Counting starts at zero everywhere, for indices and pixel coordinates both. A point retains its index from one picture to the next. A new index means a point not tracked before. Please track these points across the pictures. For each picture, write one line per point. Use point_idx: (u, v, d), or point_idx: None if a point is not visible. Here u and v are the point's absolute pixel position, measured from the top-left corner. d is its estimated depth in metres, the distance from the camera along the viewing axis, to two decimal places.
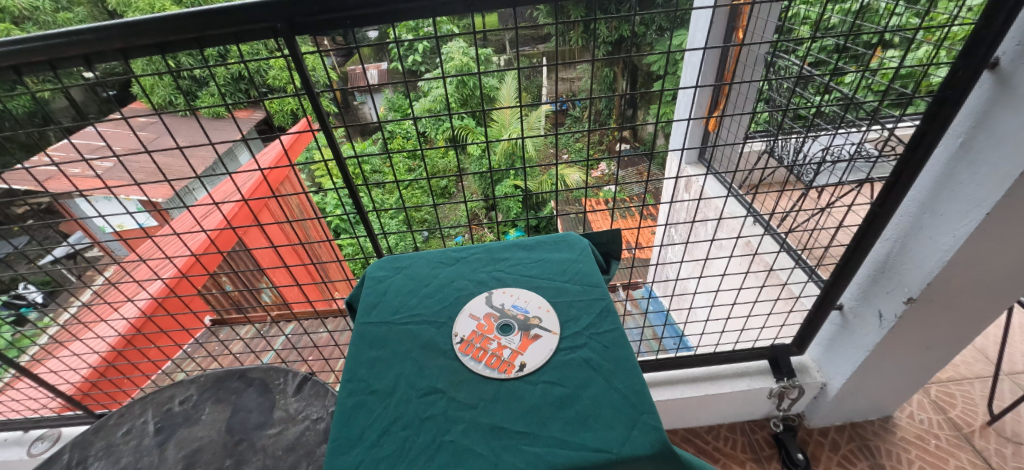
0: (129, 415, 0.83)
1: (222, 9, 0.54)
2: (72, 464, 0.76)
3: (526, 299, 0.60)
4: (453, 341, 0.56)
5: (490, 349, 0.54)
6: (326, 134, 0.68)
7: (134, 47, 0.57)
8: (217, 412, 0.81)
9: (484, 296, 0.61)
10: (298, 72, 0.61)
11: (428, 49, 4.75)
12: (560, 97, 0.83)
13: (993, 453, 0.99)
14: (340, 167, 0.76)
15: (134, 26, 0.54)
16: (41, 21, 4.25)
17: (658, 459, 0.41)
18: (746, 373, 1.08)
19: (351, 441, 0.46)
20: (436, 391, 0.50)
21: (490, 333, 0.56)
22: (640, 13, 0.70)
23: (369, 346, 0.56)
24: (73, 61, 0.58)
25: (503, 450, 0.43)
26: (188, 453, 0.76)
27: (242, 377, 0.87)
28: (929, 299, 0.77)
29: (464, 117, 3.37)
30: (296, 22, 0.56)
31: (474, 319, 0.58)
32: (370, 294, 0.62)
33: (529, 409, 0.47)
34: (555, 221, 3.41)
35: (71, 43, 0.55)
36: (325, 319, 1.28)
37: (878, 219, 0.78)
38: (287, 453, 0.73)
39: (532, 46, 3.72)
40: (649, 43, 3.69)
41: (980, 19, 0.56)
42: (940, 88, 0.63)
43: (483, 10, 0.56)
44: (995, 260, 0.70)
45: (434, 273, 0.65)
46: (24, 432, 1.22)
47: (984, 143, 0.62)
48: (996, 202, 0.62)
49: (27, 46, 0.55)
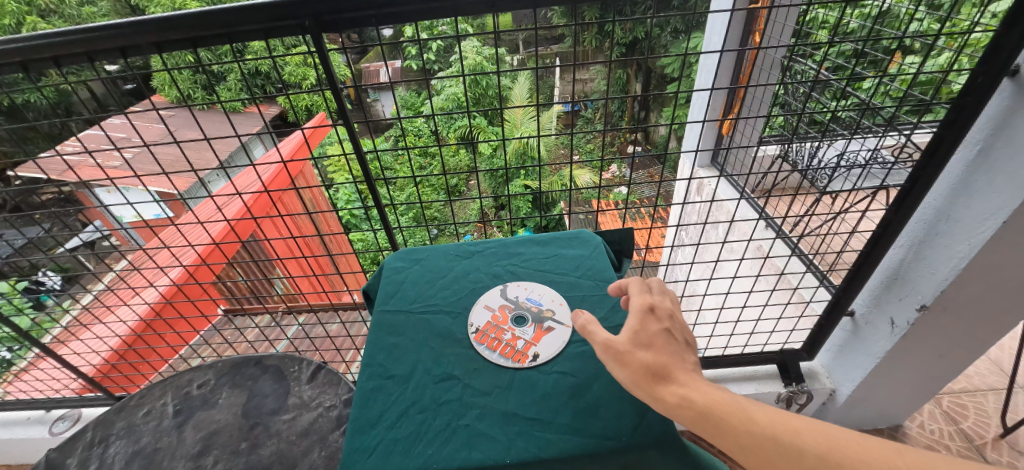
0: (149, 397, 0.85)
1: (252, 7, 0.56)
2: (95, 442, 0.79)
3: (542, 291, 0.62)
4: (468, 331, 0.57)
5: (504, 339, 0.56)
6: (347, 130, 0.70)
7: (168, 41, 0.60)
8: (234, 396, 0.84)
9: (498, 288, 0.63)
10: (324, 68, 0.63)
11: (441, 49, 4.81)
12: (573, 99, 0.82)
13: (1005, 466, 0.98)
14: (360, 162, 0.77)
15: (172, 20, 0.56)
16: (66, 14, 4.50)
17: (666, 448, 0.42)
18: (753, 377, 1.09)
19: (370, 422, 0.47)
20: (452, 377, 0.51)
21: (503, 324, 0.57)
22: (658, 14, 0.70)
23: (387, 333, 0.57)
24: (109, 54, 0.61)
25: (516, 435, 0.44)
26: (205, 435, 0.78)
27: (258, 364, 0.89)
28: (943, 309, 0.76)
29: (476, 116, 3.40)
30: (323, 19, 0.58)
31: (489, 310, 0.60)
32: (388, 283, 0.64)
33: (542, 398, 0.48)
34: (564, 221, 3.42)
35: (109, 35, 0.57)
36: (338, 310, 1.30)
37: (891, 225, 0.78)
38: (300, 438, 0.75)
39: (545, 46, 3.72)
40: (663, 45, 3.67)
41: (1002, 26, 0.56)
42: (958, 95, 0.63)
43: (502, 10, 0.57)
44: (1012, 269, 0.70)
45: (450, 266, 0.67)
46: (46, 412, 1.26)
47: (1002, 151, 0.62)
48: (1012, 211, 0.62)
49: (66, 38, 0.58)
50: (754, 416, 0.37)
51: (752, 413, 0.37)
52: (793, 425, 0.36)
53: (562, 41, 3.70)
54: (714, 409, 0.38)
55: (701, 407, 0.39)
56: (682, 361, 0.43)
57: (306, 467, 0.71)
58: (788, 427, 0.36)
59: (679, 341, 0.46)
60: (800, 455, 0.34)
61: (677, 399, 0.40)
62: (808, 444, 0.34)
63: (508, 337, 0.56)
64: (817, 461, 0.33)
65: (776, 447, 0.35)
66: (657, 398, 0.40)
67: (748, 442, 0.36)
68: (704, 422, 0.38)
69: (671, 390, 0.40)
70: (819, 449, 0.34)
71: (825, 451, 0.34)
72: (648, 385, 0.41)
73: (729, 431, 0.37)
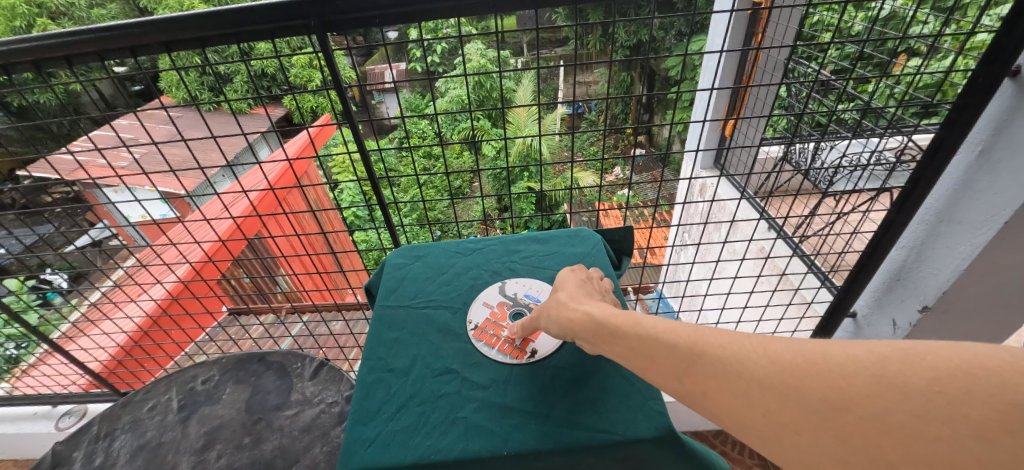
0: (154, 392, 0.87)
1: (259, 7, 0.57)
2: (101, 435, 0.80)
3: (539, 287, 0.63)
4: (467, 328, 0.58)
5: (502, 336, 0.56)
6: (352, 131, 0.71)
7: (176, 41, 0.61)
8: (237, 392, 0.85)
9: (497, 285, 0.64)
10: (329, 68, 0.64)
11: (446, 51, 4.84)
12: (578, 100, 0.82)
13: None
14: (365, 161, 0.78)
15: (182, 21, 0.58)
16: (76, 17, 4.64)
17: (661, 442, 0.42)
18: None
19: (370, 414, 0.48)
20: (451, 371, 0.52)
21: (502, 321, 0.58)
22: (661, 15, 0.71)
23: (388, 328, 0.58)
24: (120, 53, 0.62)
25: (513, 427, 0.45)
26: (209, 430, 0.79)
27: (261, 361, 0.90)
28: (945, 310, 0.76)
29: (480, 117, 3.42)
30: (329, 19, 0.59)
31: (487, 307, 0.60)
32: (390, 279, 0.65)
33: (539, 391, 0.49)
34: (567, 222, 3.43)
35: (120, 35, 0.59)
36: (341, 308, 1.31)
37: (893, 227, 0.78)
38: (303, 433, 0.76)
39: (549, 48, 3.74)
40: (667, 47, 3.68)
41: (1002, 28, 0.56)
42: (959, 95, 0.63)
43: (505, 11, 0.58)
44: (1015, 270, 0.69)
45: (451, 262, 0.68)
46: (53, 407, 1.27)
47: (1004, 151, 0.62)
48: (1014, 211, 0.62)
49: (80, 37, 0.59)
50: (640, 320, 0.37)
51: (639, 320, 0.37)
52: (672, 323, 0.35)
53: (566, 43, 3.72)
54: (607, 324, 0.40)
55: (599, 319, 0.41)
56: (591, 299, 0.47)
57: (308, 462, 0.72)
58: (665, 327, 0.35)
59: (591, 290, 0.50)
60: (676, 349, 0.33)
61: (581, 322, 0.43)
62: (681, 340, 0.33)
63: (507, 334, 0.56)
64: (687, 353, 0.32)
65: (654, 345, 0.34)
66: (564, 322, 0.45)
67: (633, 344, 0.36)
68: (601, 336, 0.40)
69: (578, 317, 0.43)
70: (691, 341, 0.33)
71: (696, 344, 0.32)
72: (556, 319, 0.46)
73: (618, 339, 0.38)
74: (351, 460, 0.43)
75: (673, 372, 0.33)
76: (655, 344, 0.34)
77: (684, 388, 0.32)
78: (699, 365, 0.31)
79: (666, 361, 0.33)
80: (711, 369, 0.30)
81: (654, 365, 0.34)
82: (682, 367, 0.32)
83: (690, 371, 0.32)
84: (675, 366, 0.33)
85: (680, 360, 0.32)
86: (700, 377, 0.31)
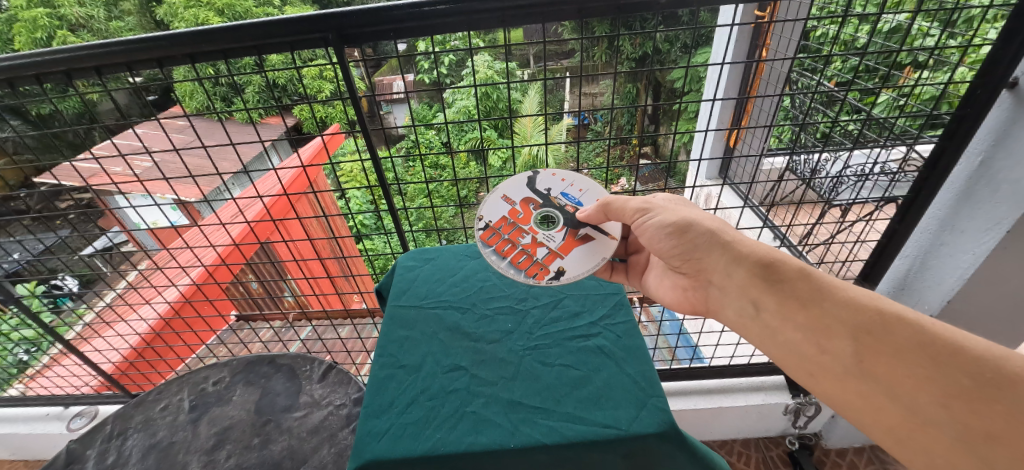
0: (166, 392, 0.88)
1: (282, 21, 0.60)
2: (113, 434, 0.82)
3: (581, 189, 0.66)
4: (479, 226, 0.64)
5: (525, 247, 0.62)
6: (364, 139, 0.73)
7: (201, 53, 0.64)
8: (248, 393, 0.86)
9: (524, 178, 0.65)
10: (344, 80, 0.66)
11: (451, 62, 4.97)
12: (583, 111, 0.80)
13: None
14: (376, 168, 0.80)
15: (205, 33, 0.61)
16: (95, 28, 4.99)
17: (664, 437, 0.44)
18: (761, 387, 1.07)
19: (381, 408, 0.49)
20: (460, 368, 0.54)
21: (523, 227, 0.63)
22: (665, 28, 0.73)
23: (398, 326, 0.60)
24: (147, 64, 0.65)
25: (520, 422, 0.46)
26: (219, 430, 0.81)
27: (272, 363, 0.92)
28: (951, 320, 0.76)
29: (487, 127, 3.48)
30: (347, 33, 0.62)
31: (509, 204, 0.64)
32: (401, 281, 0.68)
33: (546, 388, 0.51)
34: None
35: (149, 46, 0.61)
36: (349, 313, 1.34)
37: (897, 236, 0.79)
38: (311, 435, 0.77)
39: (554, 60, 3.81)
40: (673, 59, 3.72)
41: (1000, 40, 0.58)
42: (957, 107, 0.65)
43: (513, 24, 0.61)
44: (1017, 281, 0.70)
45: (460, 265, 0.71)
46: (66, 408, 1.29)
47: (1005, 161, 0.63)
48: (1016, 221, 0.63)
49: (111, 49, 0.62)
50: (903, 319, 0.40)
51: (904, 317, 0.39)
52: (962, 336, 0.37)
53: (571, 55, 3.79)
54: (845, 309, 0.42)
55: (826, 291, 0.44)
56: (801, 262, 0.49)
57: (315, 463, 0.73)
58: (943, 339, 0.37)
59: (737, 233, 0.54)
60: (958, 359, 0.36)
61: (765, 266, 0.48)
62: (966, 362, 0.36)
63: (523, 243, 0.63)
64: (981, 374, 0.35)
65: (923, 357, 0.37)
66: (750, 275, 0.48)
67: (885, 345, 0.39)
68: (826, 318, 0.43)
69: (759, 258, 0.49)
70: (992, 365, 0.35)
71: (996, 374, 0.34)
72: (710, 239, 0.52)
73: (865, 332, 0.40)
74: (363, 451, 0.45)
75: (942, 392, 0.36)
76: (927, 354, 0.37)
77: (949, 412, 0.35)
78: (992, 398, 0.34)
79: (941, 371, 0.36)
80: (1010, 402, 0.33)
81: (909, 377, 0.37)
82: (963, 392, 0.35)
83: (972, 399, 0.34)
84: (949, 388, 0.35)
85: (964, 384, 0.35)
86: (988, 401, 0.34)
